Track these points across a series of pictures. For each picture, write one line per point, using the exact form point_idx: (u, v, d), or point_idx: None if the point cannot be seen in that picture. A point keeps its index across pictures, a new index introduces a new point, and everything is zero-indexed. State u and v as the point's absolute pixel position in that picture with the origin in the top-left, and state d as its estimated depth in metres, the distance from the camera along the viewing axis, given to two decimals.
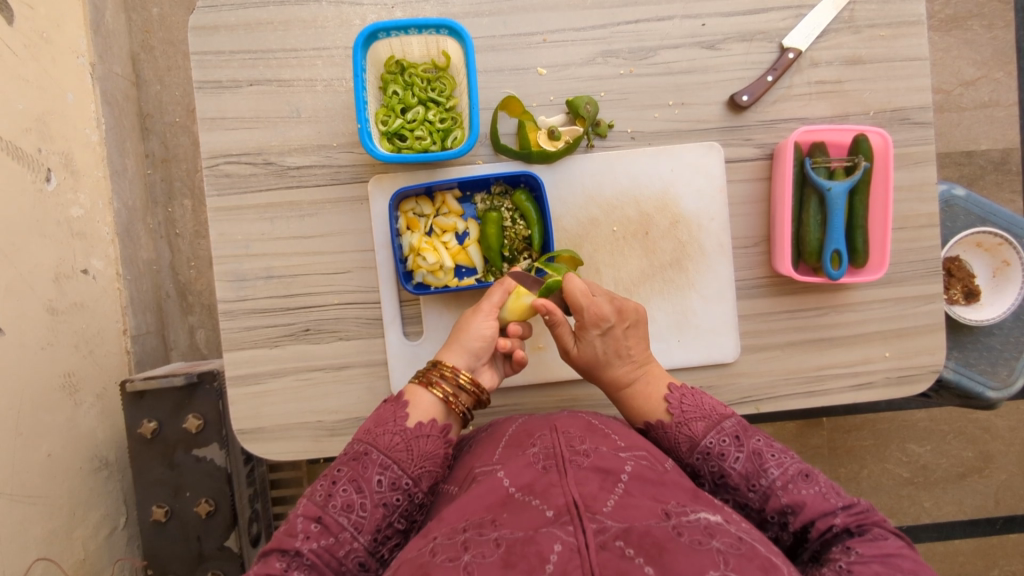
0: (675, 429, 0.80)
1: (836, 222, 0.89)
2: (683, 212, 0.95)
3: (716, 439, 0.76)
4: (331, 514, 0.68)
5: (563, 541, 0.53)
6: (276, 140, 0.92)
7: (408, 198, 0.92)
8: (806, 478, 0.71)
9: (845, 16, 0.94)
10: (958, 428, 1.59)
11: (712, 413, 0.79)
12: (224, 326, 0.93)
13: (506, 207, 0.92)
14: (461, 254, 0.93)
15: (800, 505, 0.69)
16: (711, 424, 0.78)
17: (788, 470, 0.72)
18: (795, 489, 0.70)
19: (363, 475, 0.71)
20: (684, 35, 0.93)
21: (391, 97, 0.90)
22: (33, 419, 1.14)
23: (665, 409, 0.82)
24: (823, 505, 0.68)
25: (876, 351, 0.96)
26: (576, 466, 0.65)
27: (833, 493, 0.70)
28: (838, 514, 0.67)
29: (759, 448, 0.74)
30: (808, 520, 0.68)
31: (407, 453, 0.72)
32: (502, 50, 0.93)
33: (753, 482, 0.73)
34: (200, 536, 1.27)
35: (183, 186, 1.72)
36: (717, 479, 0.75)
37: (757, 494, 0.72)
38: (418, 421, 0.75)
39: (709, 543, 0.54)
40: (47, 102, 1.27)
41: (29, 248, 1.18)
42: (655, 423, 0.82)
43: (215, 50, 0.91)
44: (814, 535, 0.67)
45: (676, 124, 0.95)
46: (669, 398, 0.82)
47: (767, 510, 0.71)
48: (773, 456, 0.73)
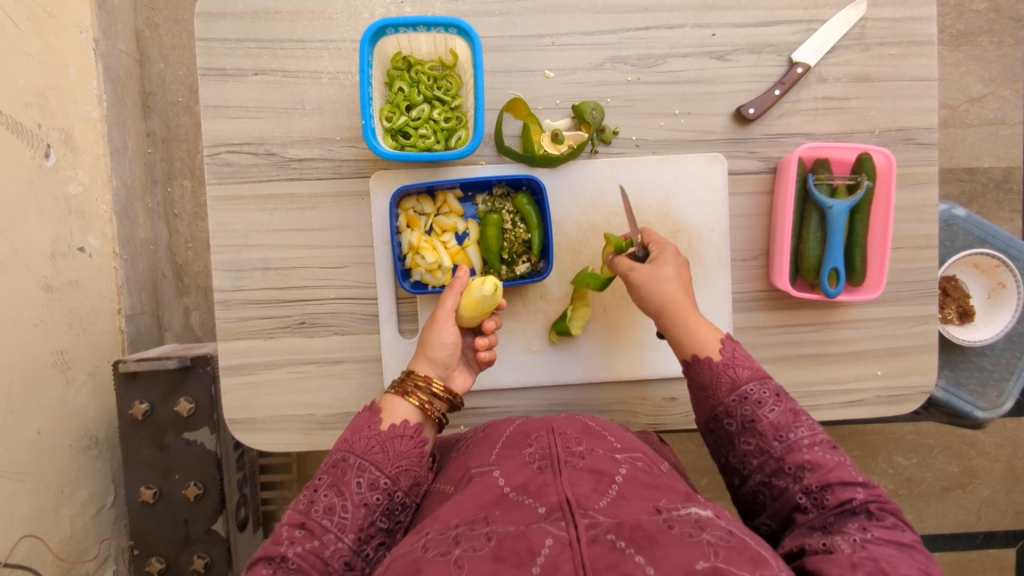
0: (719, 368, 0.76)
1: (836, 241, 0.89)
2: (683, 222, 0.95)
3: (758, 387, 0.73)
4: (315, 518, 0.68)
5: (554, 536, 0.54)
6: (279, 131, 0.92)
7: (409, 196, 0.91)
8: (833, 448, 0.69)
9: (855, 33, 0.94)
10: (945, 443, 1.60)
11: (760, 366, 0.76)
12: (220, 315, 0.92)
13: (507, 210, 0.92)
14: (460, 255, 0.93)
15: (821, 465, 0.67)
16: (756, 374, 0.75)
17: (818, 435, 0.70)
18: (819, 452, 0.68)
19: (342, 479, 0.70)
20: (693, 44, 0.93)
21: (397, 94, 0.89)
22: (24, 397, 1.14)
23: (716, 348, 0.78)
24: (844, 474, 0.66)
25: (868, 369, 0.96)
26: (571, 466, 0.65)
27: (854, 468, 0.68)
28: (857, 489, 0.66)
29: (796, 410, 0.72)
30: (824, 480, 0.66)
31: (382, 454, 0.73)
32: (509, 50, 0.92)
33: (781, 434, 0.70)
34: (187, 519, 1.28)
35: (183, 166, 1.71)
36: (746, 422, 0.72)
37: (780, 444, 0.70)
38: (390, 424, 0.76)
39: (700, 535, 0.55)
40: (48, 77, 1.26)
41: (25, 224, 1.17)
42: (702, 356, 0.78)
43: (220, 37, 0.90)
44: (830, 501, 0.65)
45: (680, 133, 0.94)
46: (723, 342, 0.78)
47: (787, 460, 0.69)
48: (806, 421, 0.72)
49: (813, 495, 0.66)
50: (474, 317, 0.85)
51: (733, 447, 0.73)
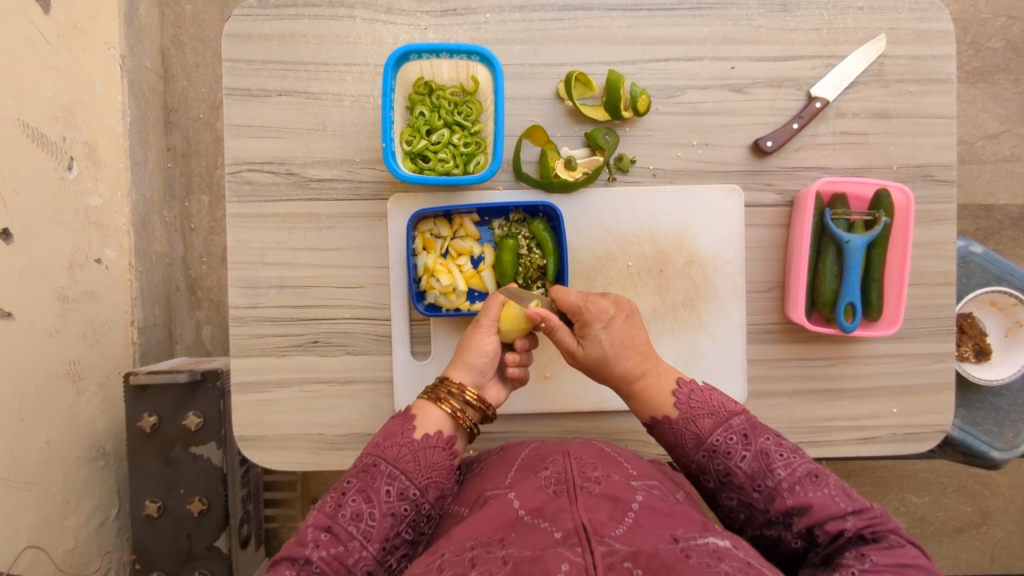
0: (681, 424, 0.78)
1: (853, 276, 0.88)
2: (700, 252, 0.94)
3: (723, 437, 0.74)
4: (341, 522, 0.68)
5: (570, 562, 0.53)
6: (300, 152, 0.93)
7: (427, 218, 0.92)
8: (814, 480, 0.69)
9: (873, 70, 0.94)
10: (958, 481, 1.57)
11: (721, 409, 0.77)
12: (234, 331, 0.93)
13: (523, 235, 0.92)
14: (474, 278, 0.93)
15: (806, 507, 0.67)
16: (718, 421, 0.76)
17: (796, 471, 0.70)
18: (801, 492, 0.68)
19: (371, 485, 0.70)
20: (712, 76, 0.94)
21: (417, 118, 0.90)
22: (36, 406, 1.15)
23: (672, 404, 0.80)
24: (832, 509, 0.66)
25: (883, 407, 0.96)
26: (587, 492, 0.64)
27: (839, 494, 0.68)
28: (848, 518, 0.65)
29: (767, 448, 0.72)
30: (813, 523, 0.67)
31: (414, 463, 0.72)
32: (530, 78, 0.93)
33: (758, 482, 0.71)
34: (191, 534, 1.27)
35: (201, 181, 1.73)
36: (722, 477, 0.74)
37: (761, 495, 0.70)
38: (424, 432, 0.75)
39: (718, 566, 0.54)
40: (75, 92, 1.29)
41: (45, 234, 1.19)
42: (662, 417, 0.80)
43: (246, 58, 0.92)
44: (823, 538, 0.66)
45: (698, 164, 0.95)
46: (676, 393, 0.80)
47: (771, 511, 0.69)
48: (781, 457, 0.72)
49: (807, 539, 0.67)
50: (513, 334, 0.84)
51: (721, 502, 0.75)
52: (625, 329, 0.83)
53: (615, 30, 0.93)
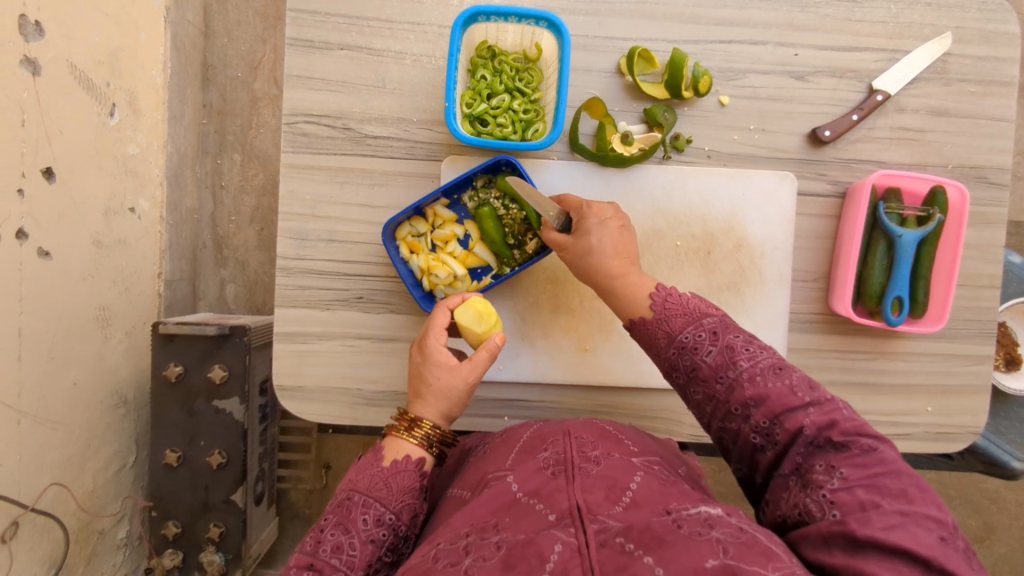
0: (653, 325, 0.73)
1: (902, 271, 0.88)
2: (748, 237, 0.94)
3: (692, 333, 0.69)
4: (323, 557, 0.67)
5: (563, 541, 0.54)
6: (358, 107, 0.93)
7: (401, 224, 0.91)
8: (777, 372, 0.65)
9: (936, 67, 0.94)
10: (965, 494, 1.58)
11: (695, 306, 0.72)
12: (280, 282, 0.93)
13: (495, 197, 0.90)
14: (471, 257, 0.93)
15: (765, 398, 0.63)
16: (690, 319, 0.71)
17: (760, 364, 0.65)
18: (762, 383, 0.64)
19: (348, 517, 0.70)
20: (775, 61, 0.94)
21: (479, 81, 0.90)
22: (65, 346, 1.16)
23: (648, 306, 0.74)
24: (790, 400, 0.62)
25: (918, 405, 0.96)
26: (584, 474, 0.65)
27: (805, 387, 0.63)
28: (809, 413, 0.61)
29: (734, 342, 0.67)
30: (772, 414, 0.62)
31: (386, 489, 0.72)
32: (593, 50, 0.93)
33: (721, 375, 0.67)
34: (208, 486, 1.29)
35: (235, 140, 1.74)
36: (690, 372, 0.69)
37: (723, 386, 0.66)
38: (394, 458, 0.75)
39: (709, 533, 0.54)
40: (120, 39, 1.29)
41: (85, 178, 1.19)
42: (639, 319, 0.75)
43: (311, 9, 0.91)
44: (782, 435, 0.62)
45: (754, 149, 0.95)
46: (652, 295, 0.74)
47: (731, 403, 0.65)
48: (747, 350, 0.67)
49: (763, 431, 0.63)
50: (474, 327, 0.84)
51: (688, 398, 0.70)
52: (618, 238, 0.81)
53: (682, 7, 0.92)
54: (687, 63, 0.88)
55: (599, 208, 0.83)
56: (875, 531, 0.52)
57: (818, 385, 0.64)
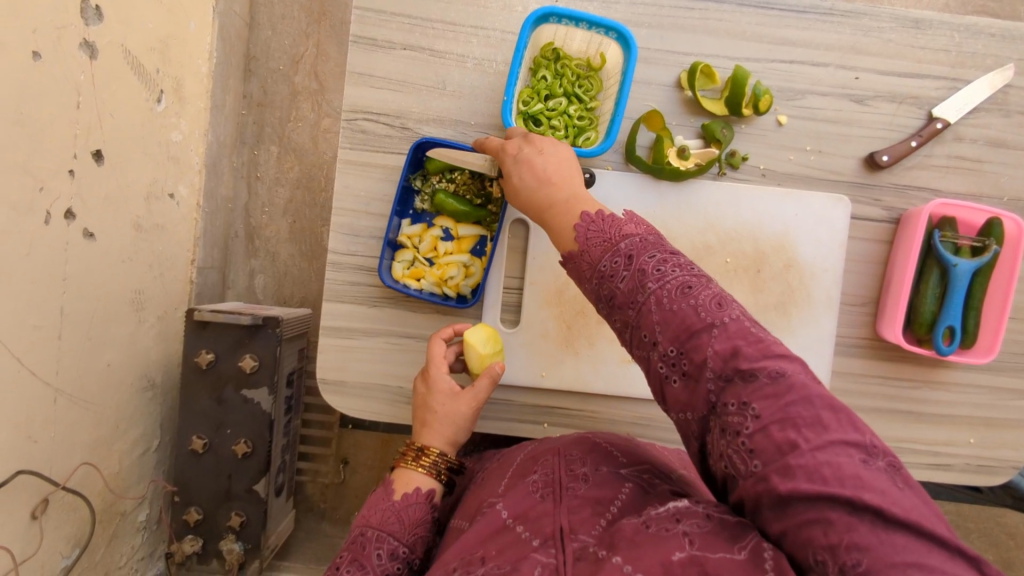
0: (577, 258, 0.66)
1: (955, 300, 0.88)
2: (798, 258, 0.94)
3: (608, 262, 0.62)
4: None
5: (542, 562, 0.56)
6: (417, 108, 0.94)
7: (392, 266, 0.92)
8: (683, 292, 0.57)
9: (997, 98, 0.93)
10: (984, 528, 1.56)
11: (613, 229, 0.64)
12: (329, 276, 0.94)
13: (440, 182, 0.92)
14: (464, 242, 0.94)
15: (672, 323, 0.56)
16: (607, 247, 0.63)
17: (668, 285, 0.58)
18: (668, 306, 0.57)
19: (362, 552, 0.71)
20: (835, 84, 0.94)
21: (539, 81, 0.90)
22: (102, 327, 1.17)
23: (572, 239, 0.68)
24: (695, 324, 0.55)
25: (961, 436, 0.95)
26: (570, 494, 0.65)
27: (713, 304, 0.56)
28: (714, 336, 0.54)
29: (646, 265, 0.60)
30: (679, 342, 0.56)
31: (398, 523, 0.74)
32: (654, 63, 0.93)
33: (633, 303, 0.60)
34: (232, 474, 1.30)
35: (272, 132, 1.75)
36: (608, 301, 0.62)
37: (634, 313, 0.59)
38: (403, 492, 0.77)
39: (677, 528, 0.54)
40: (171, 27, 1.31)
41: (131, 162, 1.20)
42: (567, 255, 0.68)
43: (377, 8, 0.92)
44: (690, 365, 0.55)
45: (809, 170, 0.95)
46: (577, 225, 0.67)
47: (644, 333, 0.59)
48: (657, 269, 0.59)
49: (671, 360, 0.56)
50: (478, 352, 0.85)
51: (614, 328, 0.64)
52: (538, 164, 0.76)
53: (745, 25, 0.93)
54: (748, 81, 0.89)
55: (513, 146, 0.79)
56: (793, 479, 0.47)
57: (728, 300, 0.56)
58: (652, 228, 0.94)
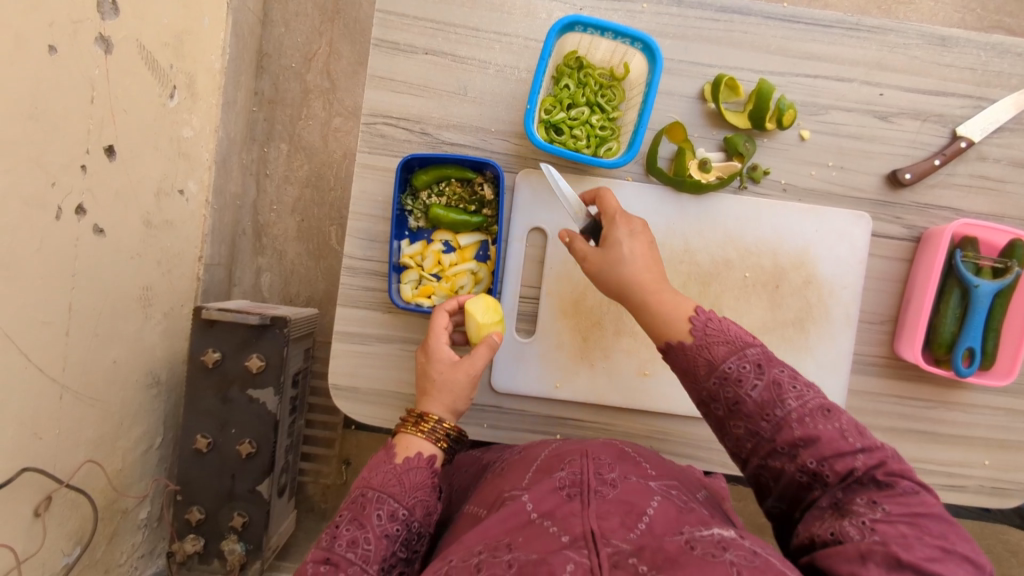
0: (692, 351, 0.70)
1: (976, 321, 0.87)
2: (818, 275, 0.93)
3: (737, 363, 0.67)
4: (338, 552, 0.66)
5: (575, 562, 0.54)
6: (437, 113, 0.93)
7: (402, 290, 0.91)
8: (826, 414, 0.63)
9: (1022, 118, 0.93)
10: (988, 545, 1.56)
11: (734, 334, 0.69)
12: (344, 281, 0.93)
13: (429, 196, 0.91)
14: (466, 250, 0.93)
15: (817, 440, 0.62)
16: (733, 348, 0.68)
17: (809, 404, 0.64)
18: (811, 425, 0.63)
19: (363, 512, 0.69)
20: (859, 100, 0.93)
21: (562, 90, 0.89)
22: (109, 324, 1.16)
23: (687, 330, 0.71)
24: (842, 444, 0.62)
25: (976, 457, 0.95)
26: (600, 498, 0.64)
27: (853, 430, 0.63)
28: (859, 456, 0.61)
29: (781, 379, 0.65)
30: (821, 456, 0.61)
31: (399, 485, 0.71)
32: (677, 74, 0.93)
33: (768, 412, 0.64)
34: (235, 474, 1.28)
35: (283, 130, 1.74)
36: (731, 406, 0.66)
37: (769, 424, 0.64)
38: (405, 456, 0.74)
39: (723, 556, 0.55)
40: (186, 22, 1.30)
41: (142, 157, 1.19)
42: (676, 342, 0.71)
43: (399, 12, 0.91)
44: (832, 477, 0.61)
45: (831, 186, 0.94)
46: (692, 318, 0.71)
47: (777, 441, 0.64)
48: (793, 388, 0.65)
49: (811, 471, 0.62)
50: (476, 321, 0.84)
51: (725, 431, 0.68)
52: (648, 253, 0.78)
53: (771, 38, 0.92)
54: (772, 95, 0.88)
55: (631, 219, 0.81)
56: (920, 558, 0.53)
57: (864, 428, 0.64)
58: (672, 240, 0.93)
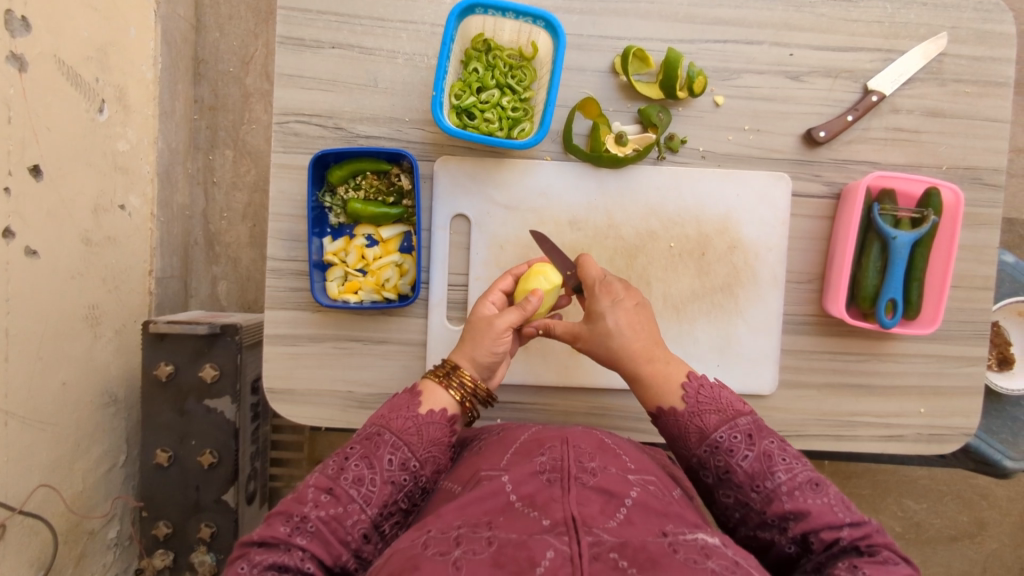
0: (686, 417, 0.75)
1: (896, 272, 0.88)
2: (743, 238, 0.94)
3: (728, 434, 0.72)
4: (342, 485, 0.69)
5: (556, 548, 0.53)
6: (349, 107, 0.92)
7: (329, 286, 0.92)
8: (815, 488, 0.68)
9: (932, 67, 0.93)
10: (957, 491, 1.58)
11: (726, 406, 0.74)
12: (270, 284, 0.92)
13: (349, 190, 0.91)
14: (389, 242, 0.93)
15: (805, 513, 0.66)
16: (725, 418, 0.73)
17: (797, 477, 0.69)
18: (801, 498, 0.67)
19: (375, 452, 0.71)
20: (770, 62, 0.93)
21: (471, 74, 0.89)
22: (53, 346, 1.14)
23: (679, 397, 0.76)
24: (830, 518, 0.66)
25: (911, 407, 0.96)
26: (580, 484, 0.63)
27: (840, 506, 0.67)
28: (843, 529, 0.65)
29: (771, 450, 0.70)
30: (811, 529, 0.65)
31: (417, 436, 0.73)
32: (587, 49, 0.92)
33: (757, 482, 0.69)
34: (199, 486, 1.25)
35: (227, 136, 1.71)
36: (721, 474, 0.71)
37: (760, 495, 0.69)
38: (429, 409, 0.76)
39: (705, 563, 0.54)
40: (109, 33, 1.27)
41: (74, 175, 1.17)
42: (667, 408, 0.76)
43: (302, 7, 0.90)
44: (817, 545, 0.65)
45: (748, 149, 0.94)
46: (685, 386, 0.76)
47: (768, 513, 0.68)
48: (783, 461, 0.70)
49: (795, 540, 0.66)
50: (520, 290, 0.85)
51: (717, 499, 0.73)
52: (636, 317, 0.79)
53: (677, 7, 0.92)
54: (681, 63, 0.88)
55: (611, 288, 0.81)
56: None
57: (851, 503, 0.68)
58: (594, 215, 0.93)
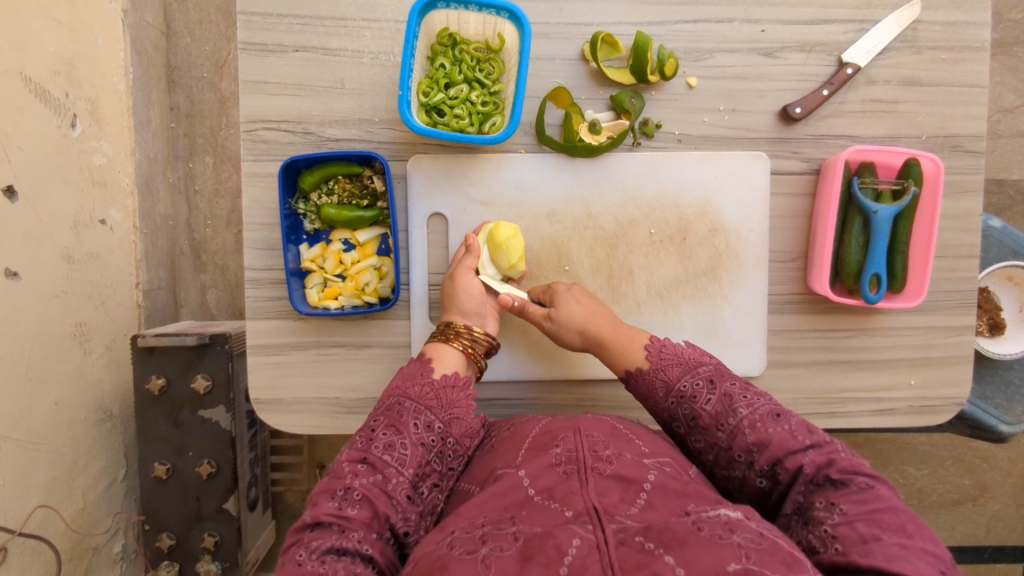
0: (652, 373, 0.80)
1: (879, 246, 0.87)
2: (724, 221, 0.93)
3: (690, 381, 0.77)
4: (375, 453, 0.70)
5: (581, 537, 0.53)
6: (318, 110, 0.90)
7: (308, 292, 0.91)
8: (775, 419, 0.70)
9: (906, 35, 0.92)
10: (957, 455, 1.59)
11: (687, 358, 0.80)
12: (249, 294, 0.92)
13: (321, 195, 0.90)
14: (366, 246, 0.93)
15: (766, 442, 0.69)
16: (687, 368, 0.78)
17: (758, 410, 0.71)
18: (762, 429, 0.70)
19: (399, 420, 0.73)
20: (742, 39, 0.91)
21: (438, 70, 0.87)
22: (42, 366, 1.13)
23: (643, 356, 0.82)
24: (791, 444, 0.68)
25: (901, 379, 0.96)
26: (596, 475, 0.63)
27: (802, 433, 0.69)
28: (807, 453, 0.66)
29: (732, 391, 0.74)
30: (775, 459, 0.67)
31: (436, 400, 0.76)
32: (555, 37, 0.91)
33: (721, 422, 0.73)
34: (200, 496, 1.24)
35: (205, 142, 1.69)
36: (691, 421, 0.76)
37: (725, 433, 0.72)
38: (441, 372, 0.81)
39: (730, 537, 0.52)
40: (76, 47, 1.25)
41: (50, 193, 1.16)
42: (635, 369, 0.82)
43: (262, 12, 0.88)
44: (784, 476, 0.67)
45: (724, 130, 0.93)
46: (647, 347, 0.82)
47: (733, 449, 0.71)
48: (744, 399, 0.73)
49: (766, 474, 0.68)
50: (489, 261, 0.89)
51: (693, 448, 0.76)
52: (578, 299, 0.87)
53: None
54: (650, 46, 0.86)
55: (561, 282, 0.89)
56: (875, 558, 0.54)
57: (815, 428, 0.70)
58: (573, 207, 0.92)
